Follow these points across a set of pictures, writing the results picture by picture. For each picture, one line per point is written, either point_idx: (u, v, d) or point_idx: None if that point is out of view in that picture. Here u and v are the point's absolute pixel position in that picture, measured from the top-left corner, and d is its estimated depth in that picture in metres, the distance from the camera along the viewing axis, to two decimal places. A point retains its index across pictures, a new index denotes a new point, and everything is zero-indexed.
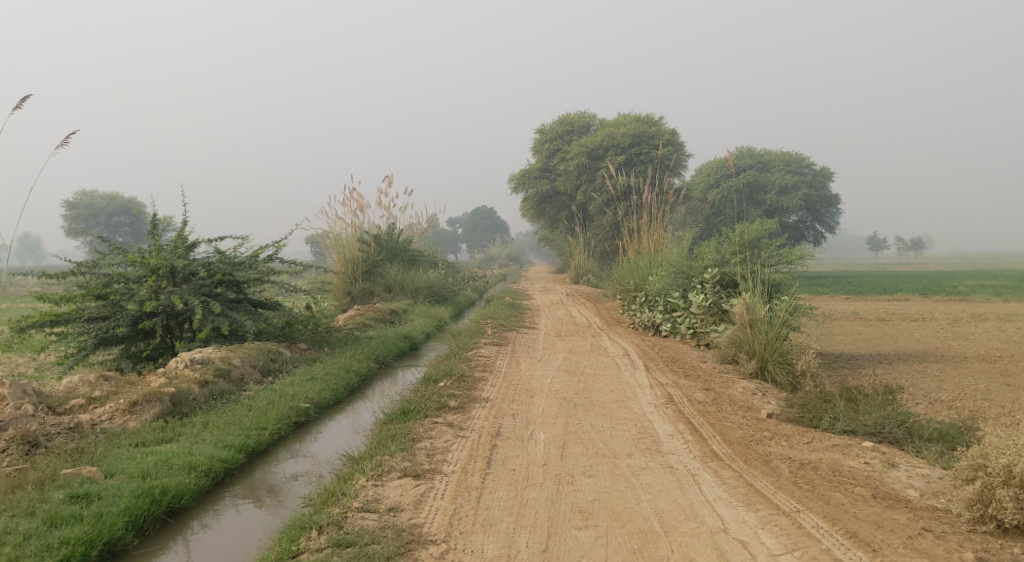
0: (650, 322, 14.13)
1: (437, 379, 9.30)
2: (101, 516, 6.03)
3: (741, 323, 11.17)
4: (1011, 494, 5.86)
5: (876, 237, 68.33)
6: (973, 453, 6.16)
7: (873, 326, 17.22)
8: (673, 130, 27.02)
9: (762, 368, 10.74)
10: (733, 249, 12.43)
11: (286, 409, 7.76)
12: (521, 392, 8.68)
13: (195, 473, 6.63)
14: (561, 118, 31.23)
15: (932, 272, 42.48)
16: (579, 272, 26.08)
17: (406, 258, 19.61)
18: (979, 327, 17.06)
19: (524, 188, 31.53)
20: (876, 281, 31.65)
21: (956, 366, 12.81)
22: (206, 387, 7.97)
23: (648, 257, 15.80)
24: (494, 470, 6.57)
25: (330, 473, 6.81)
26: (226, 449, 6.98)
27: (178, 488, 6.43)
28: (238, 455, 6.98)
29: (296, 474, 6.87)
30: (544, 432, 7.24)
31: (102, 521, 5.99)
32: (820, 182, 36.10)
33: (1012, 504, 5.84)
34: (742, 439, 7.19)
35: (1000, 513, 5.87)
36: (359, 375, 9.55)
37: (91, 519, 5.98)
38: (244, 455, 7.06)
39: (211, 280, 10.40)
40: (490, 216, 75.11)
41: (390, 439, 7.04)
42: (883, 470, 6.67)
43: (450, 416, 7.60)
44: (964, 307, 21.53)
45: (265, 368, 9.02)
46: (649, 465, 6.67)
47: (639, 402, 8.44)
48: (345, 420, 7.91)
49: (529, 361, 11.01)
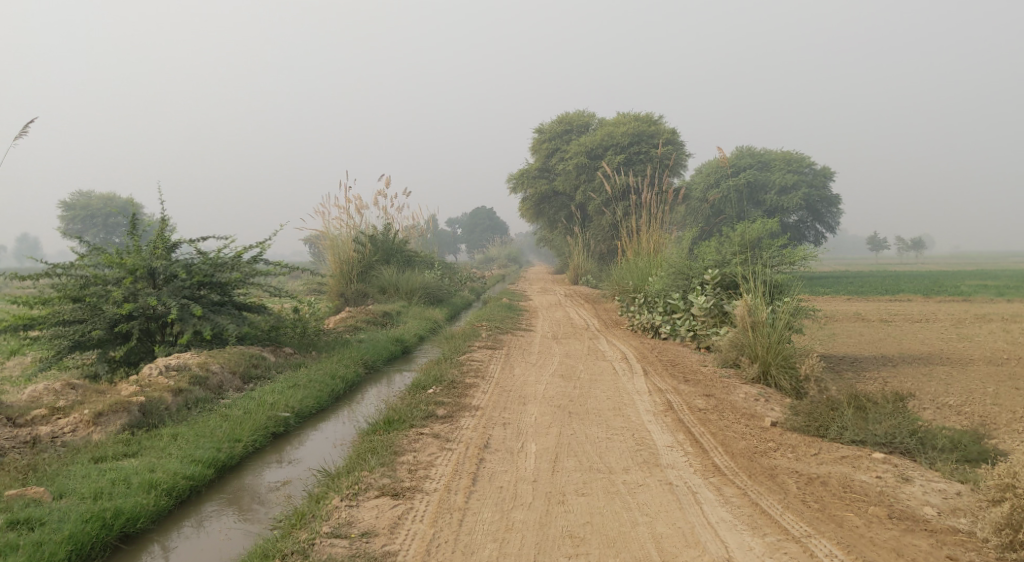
0: (649, 324, 13.75)
1: (426, 385, 8.90)
2: (41, 545, 5.65)
3: (742, 326, 10.78)
4: None
5: (876, 237, 67.98)
6: (999, 472, 5.74)
7: (877, 327, 16.84)
8: (673, 129, 26.66)
9: (764, 373, 10.37)
10: (734, 249, 12.06)
11: (264, 419, 7.37)
12: (514, 400, 8.29)
13: (155, 493, 6.24)
14: (561, 117, 30.86)
15: (932, 272, 42.18)
16: (579, 272, 25.74)
17: (402, 258, 19.25)
18: (984, 329, 16.70)
19: (523, 187, 31.15)
20: (876, 281, 31.39)
21: (963, 369, 12.44)
22: (180, 395, 7.57)
23: (648, 258, 15.41)
24: (480, 487, 6.19)
25: (306, 488, 6.46)
26: (195, 464, 6.60)
27: (133, 511, 6.05)
28: (206, 471, 6.59)
29: (272, 489, 6.52)
30: (536, 444, 6.86)
31: (41, 551, 5.61)
32: (821, 183, 35.74)
33: None
34: (745, 451, 6.81)
35: None
36: (345, 381, 9.16)
37: (29, 548, 5.60)
38: (214, 470, 6.67)
39: (192, 281, 10.01)
40: (490, 216, 74.68)
41: (371, 452, 6.66)
42: (897, 485, 6.29)
43: (437, 426, 7.21)
44: (968, 308, 21.16)
45: (246, 374, 8.62)
46: (646, 481, 6.28)
47: (636, 410, 8.06)
48: (328, 429, 7.54)
49: (523, 366, 10.62)
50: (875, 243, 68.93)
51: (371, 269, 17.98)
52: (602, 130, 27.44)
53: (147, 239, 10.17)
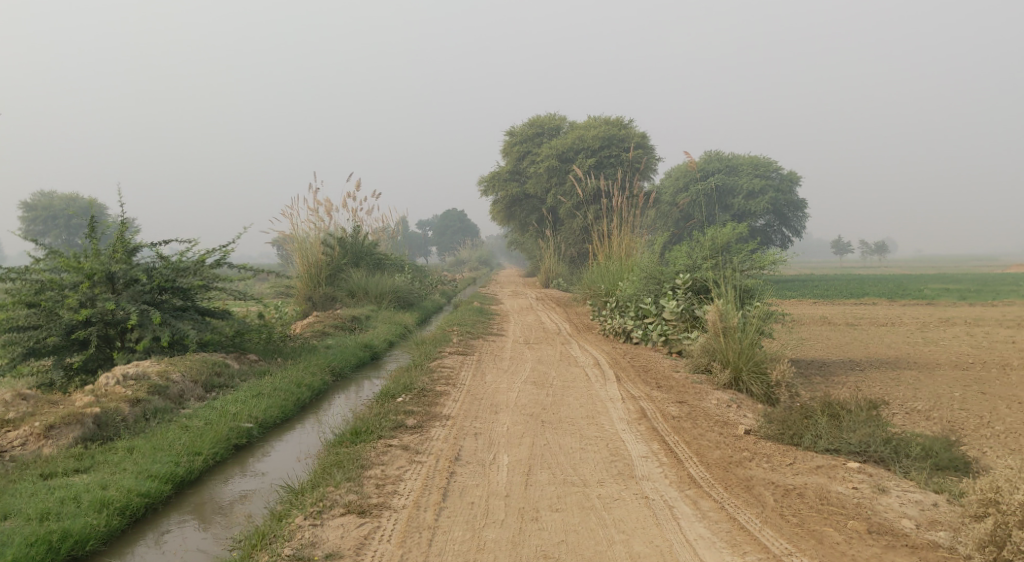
0: (620, 329, 13.65)
1: (395, 394, 8.71)
2: None
3: (714, 331, 10.69)
4: None
5: (841, 240, 68.75)
6: (982, 487, 5.70)
7: (845, 331, 16.91)
8: (643, 133, 26.67)
9: (736, 379, 10.29)
10: (705, 254, 11.98)
11: (226, 430, 7.14)
12: (485, 408, 8.12)
13: (107, 512, 5.99)
14: (531, 119, 30.75)
15: (894, 275, 42.81)
16: (550, 275, 25.64)
17: (372, 261, 19.02)
18: (949, 332, 16.84)
19: (492, 190, 30.99)
20: (842, 284, 31.72)
21: (930, 374, 12.49)
22: (138, 406, 7.32)
23: (619, 261, 15.33)
24: (450, 503, 6.01)
25: (269, 505, 6.25)
26: (151, 481, 6.36)
27: (82, 532, 5.80)
28: (163, 487, 6.35)
29: (232, 504, 6.31)
30: (507, 455, 6.70)
31: None
32: (788, 187, 36.00)
33: None
34: (720, 461, 6.70)
35: (1015, 556, 5.43)
36: (312, 389, 8.94)
37: None
38: (172, 486, 6.43)
39: (152, 286, 9.76)
40: (460, 218, 74.44)
41: (337, 466, 6.46)
42: (874, 496, 6.22)
43: (406, 437, 7.02)
44: (933, 312, 21.37)
45: (208, 383, 8.38)
46: (621, 496, 6.14)
47: (609, 418, 7.93)
48: (293, 440, 7.33)
49: (494, 373, 10.45)
50: (840, 247, 69.70)
51: (340, 273, 17.74)
52: (573, 134, 27.36)
53: (106, 243, 9.89)
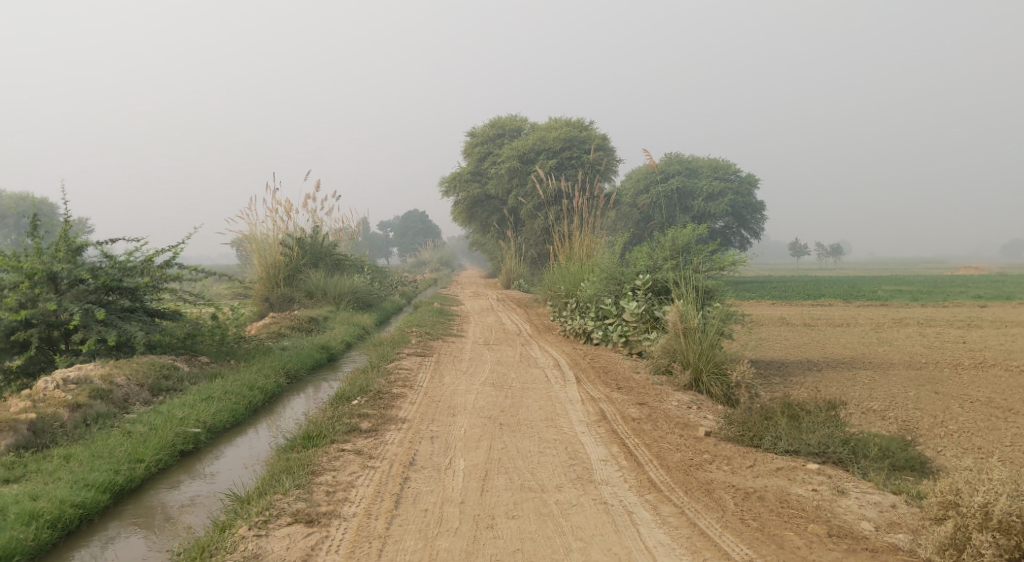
0: (581, 330, 13.56)
1: (351, 396, 8.50)
2: None
3: (674, 332, 10.63)
4: (988, 538, 5.42)
5: (799, 242, 69.58)
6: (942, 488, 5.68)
7: (802, 331, 17.04)
8: (604, 135, 26.68)
9: (697, 380, 10.25)
10: (665, 255, 11.93)
11: (172, 435, 6.88)
12: (443, 411, 7.95)
13: (38, 524, 5.73)
14: (492, 120, 30.63)
15: (848, 277, 43.53)
16: (511, 276, 25.54)
17: (331, 262, 18.73)
18: (902, 332, 17.06)
19: (454, 191, 30.78)
20: (798, 285, 32.11)
21: (885, 373, 12.57)
22: (78, 411, 7.03)
23: (580, 262, 15.25)
24: (403, 510, 5.84)
25: (214, 513, 6.03)
26: (89, 490, 6.09)
27: (11, 547, 5.54)
28: (100, 497, 6.09)
29: (175, 513, 6.08)
30: (464, 459, 6.55)
31: None
32: (747, 189, 36.30)
33: (989, 550, 5.39)
34: (680, 464, 6.61)
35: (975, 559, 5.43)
36: (265, 392, 8.70)
37: None
38: (111, 496, 6.18)
39: (97, 287, 9.47)
40: (421, 219, 74.05)
41: (286, 472, 6.25)
42: (833, 498, 6.17)
43: (360, 442, 6.83)
44: (887, 313, 21.66)
45: (155, 387, 8.11)
46: (579, 501, 6.02)
47: (569, 420, 7.82)
48: (242, 445, 7.10)
49: (453, 375, 10.28)
50: (798, 248, 70.54)
51: (298, 273, 17.43)
52: (534, 135, 27.29)
53: (49, 242, 9.60)
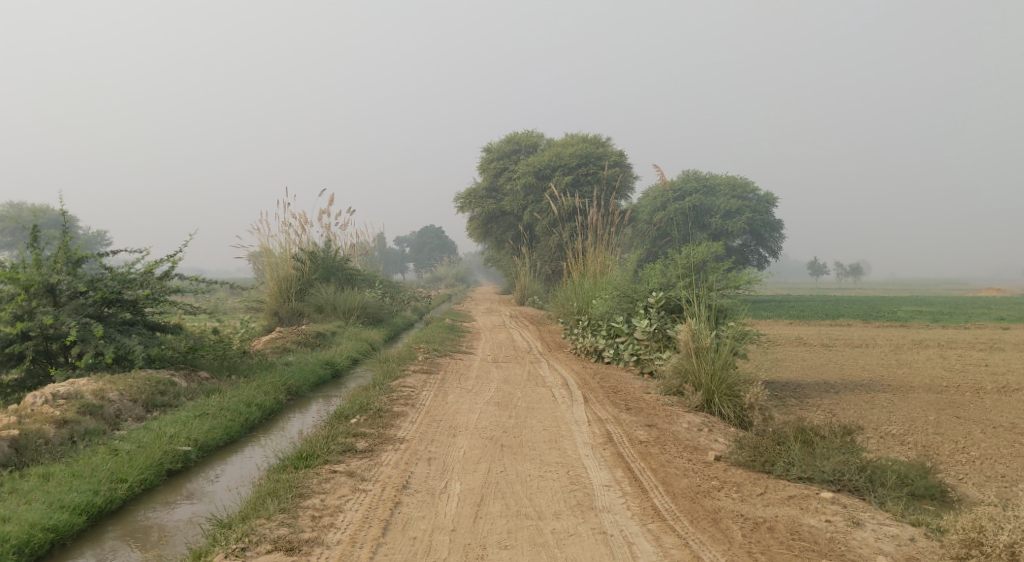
0: (592, 348, 13.29)
1: (349, 415, 8.26)
2: None
3: (686, 352, 10.35)
4: None
5: (817, 261, 68.94)
6: (964, 525, 5.54)
7: (819, 352, 16.67)
8: (620, 151, 26.48)
9: (709, 401, 9.96)
10: (678, 272, 11.65)
11: (159, 454, 6.68)
12: (443, 431, 7.70)
13: (7, 547, 5.52)
14: (508, 136, 30.50)
15: (867, 297, 43.04)
16: (525, 293, 25.32)
17: (343, 276, 18.57)
18: (922, 354, 16.65)
19: (468, 207, 30.62)
20: (817, 305, 31.65)
21: (904, 396, 12.20)
22: (65, 427, 6.86)
23: (593, 279, 15.00)
24: (390, 538, 5.59)
25: (195, 539, 5.79)
26: (64, 511, 5.89)
27: None
28: (76, 518, 5.88)
29: (156, 537, 5.86)
30: (460, 483, 6.30)
31: None
32: (765, 208, 35.95)
33: None
34: (686, 491, 6.31)
35: None
36: (263, 409, 8.48)
37: None
38: (89, 518, 5.98)
39: (97, 299, 9.31)
40: (437, 235, 73.94)
41: (271, 495, 6.01)
42: (848, 530, 5.87)
43: (354, 463, 6.60)
44: (907, 334, 21.23)
45: (149, 402, 7.93)
46: (577, 530, 5.75)
47: (573, 442, 7.55)
48: (235, 465, 6.88)
49: (457, 393, 10.02)
50: (816, 267, 69.88)
51: (309, 288, 17.26)
52: (550, 151, 27.11)
53: (48, 253, 9.46)
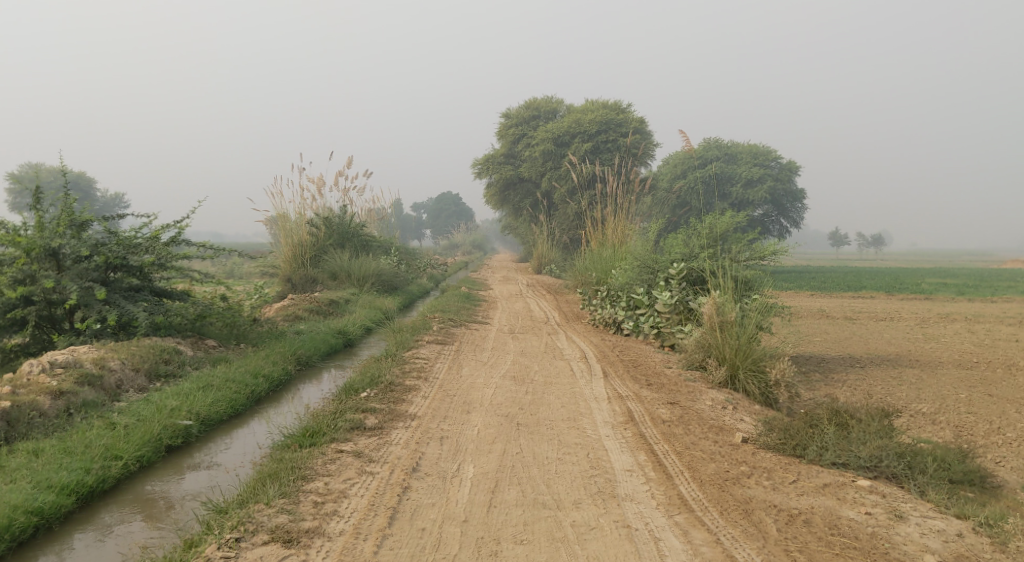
0: (611, 320, 12.90)
1: (359, 389, 7.93)
2: None
3: (709, 325, 9.94)
4: None
5: (838, 232, 68.05)
6: None
7: (842, 325, 16.21)
8: (641, 118, 25.84)
9: (733, 377, 9.57)
10: (701, 243, 11.21)
11: (158, 428, 6.40)
12: (456, 407, 7.35)
13: None
14: (527, 102, 29.88)
15: (889, 268, 42.32)
16: (543, 261, 24.91)
17: (359, 242, 18.23)
18: (949, 328, 16.15)
19: (487, 173, 30.12)
20: (839, 276, 31.07)
21: (933, 373, 11.75)
22: (61, 399, 6.59)
23: (613, 249, 14.56)
24: (397, 529, 5.28)
25: (189, 525, 5.50)
26: (51, 492, 5.61)
27: None
28: (65, 499, 5.62)
29: (147, 521, 5.58)
30: (473, 466, 5.97)
31: None
32: (787, 177, 35.21)
33: None
34: (715, 478, 5.94)
35: None
36: (270, 380, 8.17)
37: None
38: (79, 499, 5.71)
39: (101, 265, 8.99)
40: (454, 202, 73.31)
41: (271, 478, 5.70)
42: (890, 524, 5.49)
43: (362, 441, 6.27)
44: (932, 307, 20.69)
45: (152, 372, 7.64)
46: (599, 523, 5.40)
47: (593, 421, 7.19)
48: (238, 442, 6.57)
49: (471, 366, 9.68)
50: (837, 239, 69.01)
51: (323, 254, 16.92)
52: (570, 117, 26.50)
53: (51, 215, 9.13)
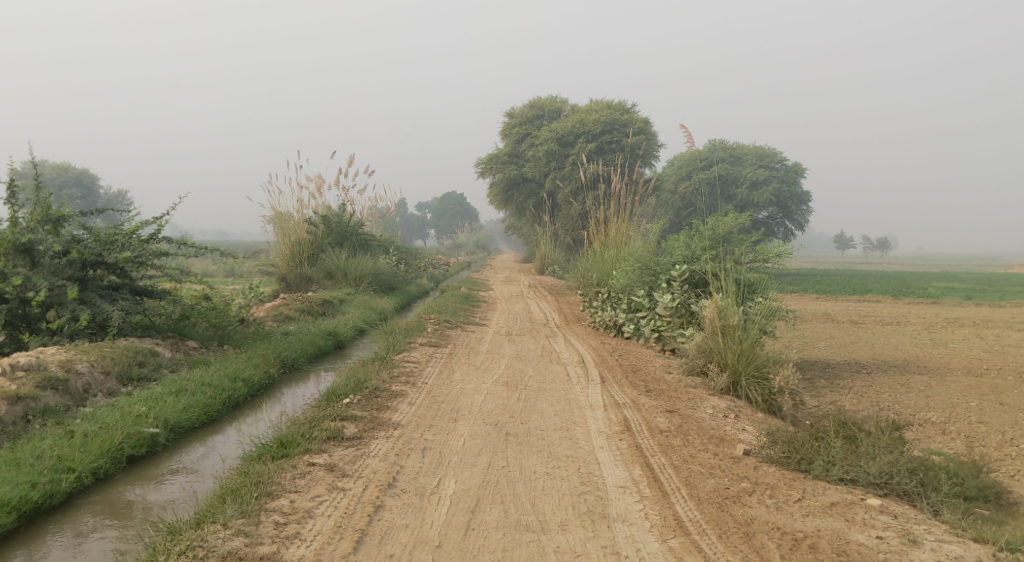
0: (611, 322, 12.51)
1: (342, 394, 7.55)
2: None
3: (711, 330, 9.54)
4: None
5: (844, 234, 67.38)
6: None
7: (849, 330, 15.78)
8: (645, 118, 25.39)
9: (735, 384, 9.18)
10: (704, 244, 10.84)
11: (121, 437, 6.08)
12: (444, 415, 6.98)
13: None
14: (531, 102, 29.51)
15: (895, 272, 41.82)
16: (545, 262, 24.52)
17: (358, 242, 17.90)
18: (957, 334, 15.73)
19: (490, 172, 29.71)
20: (845, 280, 30.58)
21: (942, 380, 11.34)
22: (19, 404, 6.28)
23: (615, 250, 14.18)
24: (366, 554, 4.94)
25: (138, 547, 5.18)
26: None
27: None
28: (8, 516, 5.31)
29: (97, 539, 5.27)
30: (454, 482, 5.62)
31: None
32: (794, 179, 34.78)
33: None
34: (713, 496, 5.57)
35: None
36: (250, 385, 7.80)
37: None
38: (27, 514, 5.42)
39: (77, 263, 8.67)
40: (458, 202, 72.78)
41: (231, 496, 5.37)
42: (903, 551, 5.12)
43: (338, 454, 5.93)
44: (941, 312, 20.24)
45: (124, 375, 7.29)
46: (586, 549, 5.04)
47: (587, 430, 6.81)
48: (206, 452, 6.23)
49: (463, 370, 9.30)
50: (843, 242, 68.51)
51: (320, 253, 16.57)
52: (575, 116, 26.10)
53: (26, 211, 8.82)
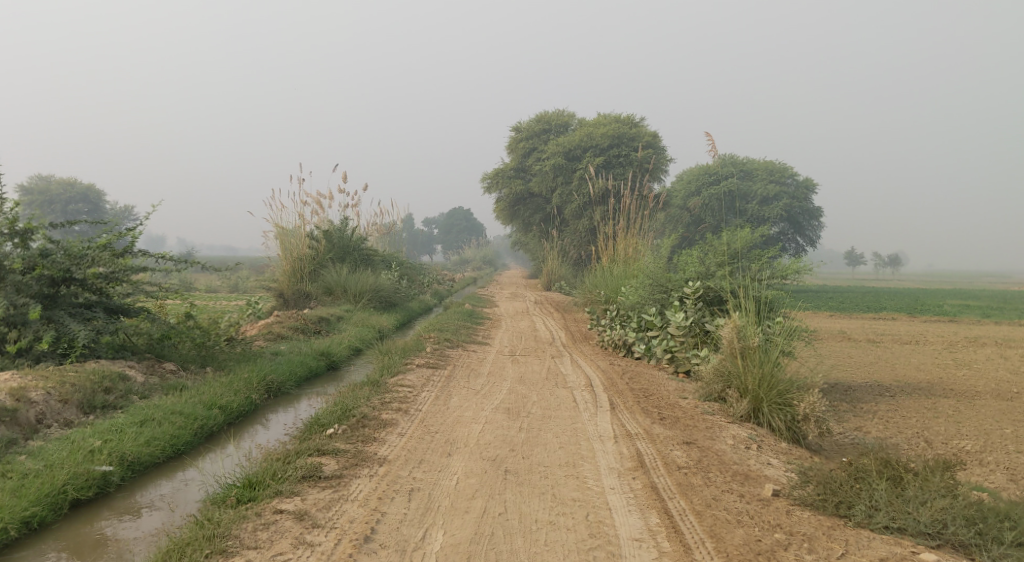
0: (621, 341, 11.78)
1: (327, 424, 6.86)
2: None
3: (729, 352, 8.79)
4: None
5: (854, 251, 66.39)
6: None
7: (869, 349, 14.97)
8: (654, 132, 24.71)
9: (756, 411, 8.46)
10: (718, 260, 10.10)
11: (66, 477, 5.61)
12: (438, 448, 6.29)
13: None
14: (539, 115, 28.85)
15: (904, 289, 40.94)
16: (552, 278, 23.86)
17: (360, 257, 17.20)
18: (981, 354, 14.93)
19: (497, 187, 29.04)
20: (858, 297, 29.75)
21: (972, 404, 10.57)
22: None
23: (624, 266, 13.46)
24: None
25: None
26: None
27: None
28: None
29: None
30: (444, 535, 5.04)
31: None
32: (804, 194, 33.97)
33: None
34: (744, 552, 5.05)
35: None
36: (227, 412, 7.10)
37: None
38: None
39: (44, 279, 8.02)
40: (465, 217, 72.07)
41: (177, 555, 4.86)
42: None
43: (313, 498, 5.34)
44: (960, 330, 19.40)
45: (88, 404, 6.63)
46: None
47: (596, 465, 6.11)
48: (160, 500, 5.66)
49: (462, 395, 8.58)
50: (853, 259, 67.58)
51: (321, 269, 15.89)
52: (582, 130, 25.43)
53: None
